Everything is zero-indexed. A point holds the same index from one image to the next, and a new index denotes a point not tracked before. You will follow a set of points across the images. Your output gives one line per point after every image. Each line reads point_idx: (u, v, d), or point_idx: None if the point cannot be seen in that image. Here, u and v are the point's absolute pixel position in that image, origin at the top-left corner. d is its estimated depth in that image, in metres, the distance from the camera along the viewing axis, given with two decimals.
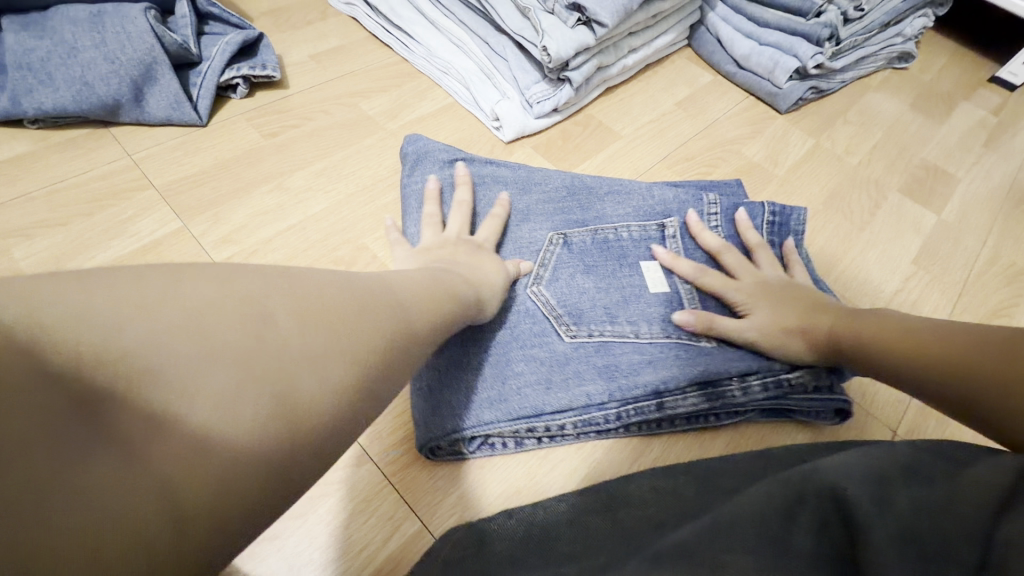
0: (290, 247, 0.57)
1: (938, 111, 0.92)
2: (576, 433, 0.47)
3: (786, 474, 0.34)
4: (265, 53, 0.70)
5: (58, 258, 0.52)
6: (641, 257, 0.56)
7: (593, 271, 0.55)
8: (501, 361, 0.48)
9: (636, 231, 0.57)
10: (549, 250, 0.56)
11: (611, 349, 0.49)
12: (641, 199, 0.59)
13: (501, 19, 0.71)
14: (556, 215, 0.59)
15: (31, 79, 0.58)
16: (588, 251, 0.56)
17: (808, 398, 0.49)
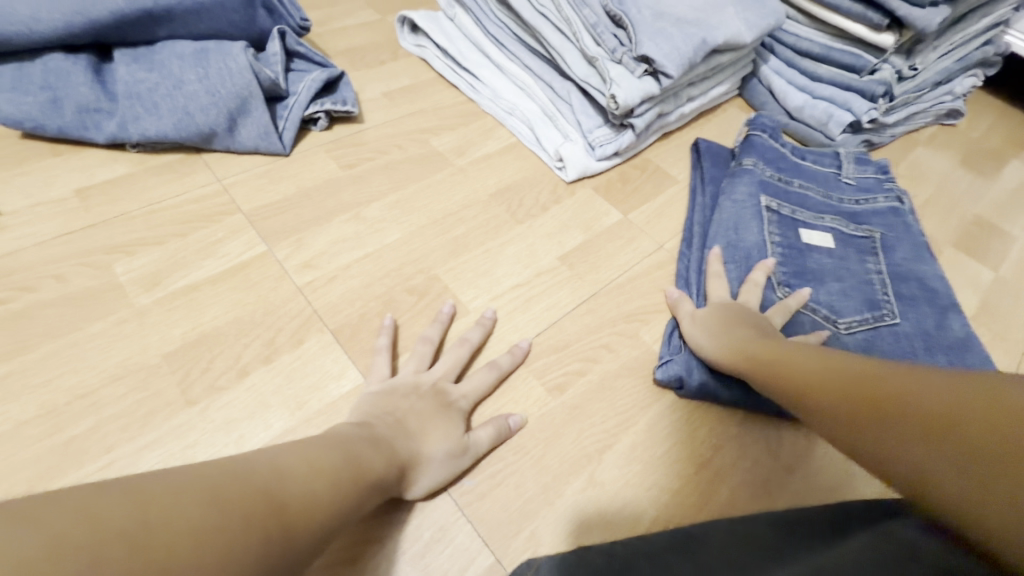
0: (366, 274, 0.59)
1: (989, 169, 0.93)
2: (946, 307, 0.63)
3: (887, 529, 0.35)
4: (345, 90, 0.75)
5: (156, 275, 0.55)
6: (802, 238, 0.67)
7: (791, 263, 0.64)
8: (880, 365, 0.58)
9: (773, 233, 0.67)
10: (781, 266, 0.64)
11: (904, 295, 0.64)
12: (740, 208, 0.69)
13: (568, 66, 0.75)
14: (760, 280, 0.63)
15: (140, 108, 0.63)
16: (796, 277, 0.63)
17: (904, 209, 0.73)
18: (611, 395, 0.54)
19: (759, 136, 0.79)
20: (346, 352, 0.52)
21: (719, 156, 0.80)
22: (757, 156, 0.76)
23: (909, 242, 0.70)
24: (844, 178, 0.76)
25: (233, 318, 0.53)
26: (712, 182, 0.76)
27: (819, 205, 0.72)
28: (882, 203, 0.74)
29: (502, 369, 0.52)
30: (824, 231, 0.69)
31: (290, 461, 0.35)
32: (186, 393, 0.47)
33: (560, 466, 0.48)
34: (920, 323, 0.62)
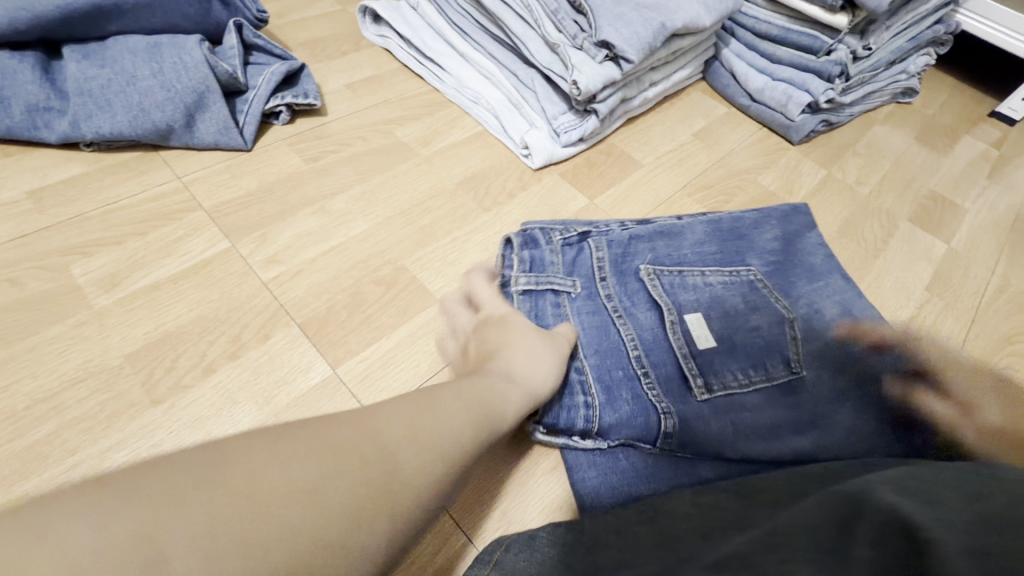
0: (333, 266, 0.59)
1: (942, 144, 0.96)
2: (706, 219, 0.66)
3: (833, 488, 0.36)
4: (306, 83, 0.74)
5: (115, 276, 0.54)
6: (705, 340, 0.55)
7: (732, 333, 0.56)
8: (814, 296, 0.61)
9: (693, 374, 0.53)
10: (743, 380, 0.53)
11: (729, 264, 0.62)
12: (673, 399, 0.52)
13: (531, 53, 0.75)
14: (779, 408, 0.52)
15: (92, 105, 0.61)
16: (752, 355, 0.55)
17: (622, 227, 0.63)
18: None
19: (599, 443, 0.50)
20: (314, 344, 0.52)
21: (618, 454, 0.50)
22: (626, 390, 0.52)
23: (640, 240, 0.62)
24: (603, 267, 0.59)
25: (197, 315, 0.52)
26: (618, 487, 0.48)
27: (641, 311, 0.57)
28: (561, 269, 0.59)
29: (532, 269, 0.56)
30: (690, 325, 0.56)
31: (423, 427, 0.36)
32: (151, 393, 0.47)
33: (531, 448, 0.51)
34: (768, 265, 0.63)
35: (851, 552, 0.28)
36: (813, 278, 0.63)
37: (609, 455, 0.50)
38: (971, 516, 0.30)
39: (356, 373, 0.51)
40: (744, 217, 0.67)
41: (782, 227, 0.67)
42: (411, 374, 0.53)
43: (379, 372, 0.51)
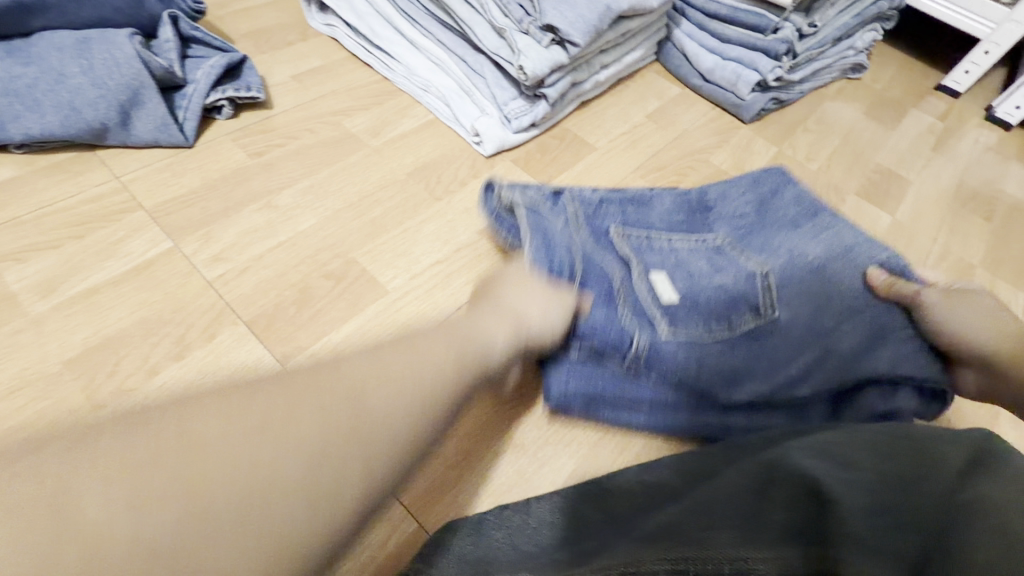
0: (280, 262, 0.58)
1: (890, 118, 0.98)
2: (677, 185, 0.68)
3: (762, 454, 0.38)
4: (249, 75, 0.72)
5: (51, 281, 0.52)
6: (678, 287, 0.55)
7: (705, 273, 0.57)
8: (788, 247, 0.62)
9: (666, 318, 0.53)
10: (715, 324, 0.53)
11: (699, 223, 0.64)
12: (650, 347, 0.52)
13: (478, 39, 0.74)
14: (745, 351, 0.52)
15: (19, 105, 0.59)
16: (725, 303, 0.55)
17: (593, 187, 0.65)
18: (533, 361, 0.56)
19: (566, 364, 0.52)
20: (261, 342, 0.52)
21: (594, 369, 0.52)
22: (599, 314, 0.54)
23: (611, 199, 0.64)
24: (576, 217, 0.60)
25: (139, 318, 0.51)
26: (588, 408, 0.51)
27: (612, 259, 0.58)
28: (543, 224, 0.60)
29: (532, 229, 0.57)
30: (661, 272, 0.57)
31: (400, 403, 0.36)
32: (92, 398, 0.46)
33: (483, 431, 0.51)
34: (741, 224, 0.65)
35: (766, 520, 0.30)
36: (788, 229, 0.64)
37: (588, 372, 0.52)
38: (884, 479, 0.32)
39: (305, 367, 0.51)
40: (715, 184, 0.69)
41: (756, 184, 0.69)
42: None
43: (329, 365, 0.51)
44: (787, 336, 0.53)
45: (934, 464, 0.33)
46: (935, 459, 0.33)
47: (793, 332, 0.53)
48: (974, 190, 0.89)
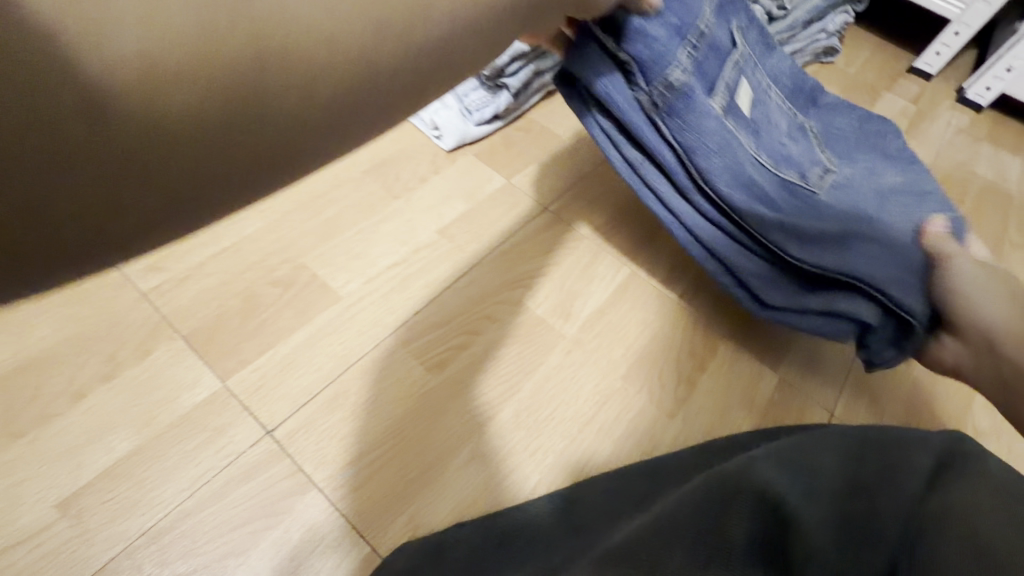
0: (224, 271, 0.54)
1: (863, 102, 0.97)
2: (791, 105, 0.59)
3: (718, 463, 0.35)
4: None
5: None
6: (738, 132, 0.49)
7: (755, 152, 0.51)
8: (867, 180, 0.57)
9: (711, 147, 0.47)
10: (750, 180, 0.48)
11: (792, 131, 0.58)
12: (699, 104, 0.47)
13: None
14: (770, 210, 0.48)
15: None
16: (768, 180, 0.50)
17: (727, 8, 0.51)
18: (495, 365, 0.53)
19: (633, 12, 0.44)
20: (201, 358, 0.48)
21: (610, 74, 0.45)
22: (672, 55, 0.45)
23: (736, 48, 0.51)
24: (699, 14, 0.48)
25: (65, 337, 0.47)
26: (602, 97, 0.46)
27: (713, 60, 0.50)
28: None
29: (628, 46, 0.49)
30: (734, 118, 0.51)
31: None
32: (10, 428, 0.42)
33: (443, 443, 0.47)
34: (839, 151, 0.60)
35: (726, 538, 0.28)
36: (873, 161, 0.59)
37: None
38: (840, 492, 0.30)
39: (249, 384, 0.47)
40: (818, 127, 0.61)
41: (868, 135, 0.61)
42: (310, 377, 0.49)
43: (276, 380, 0.48)
44: (813, 218, 0.49)
45: (890, 469, 0.32)
46: (897, 466, 0.32)
47: (828, 219, 0.49)
48: (947, 173, 0.88)
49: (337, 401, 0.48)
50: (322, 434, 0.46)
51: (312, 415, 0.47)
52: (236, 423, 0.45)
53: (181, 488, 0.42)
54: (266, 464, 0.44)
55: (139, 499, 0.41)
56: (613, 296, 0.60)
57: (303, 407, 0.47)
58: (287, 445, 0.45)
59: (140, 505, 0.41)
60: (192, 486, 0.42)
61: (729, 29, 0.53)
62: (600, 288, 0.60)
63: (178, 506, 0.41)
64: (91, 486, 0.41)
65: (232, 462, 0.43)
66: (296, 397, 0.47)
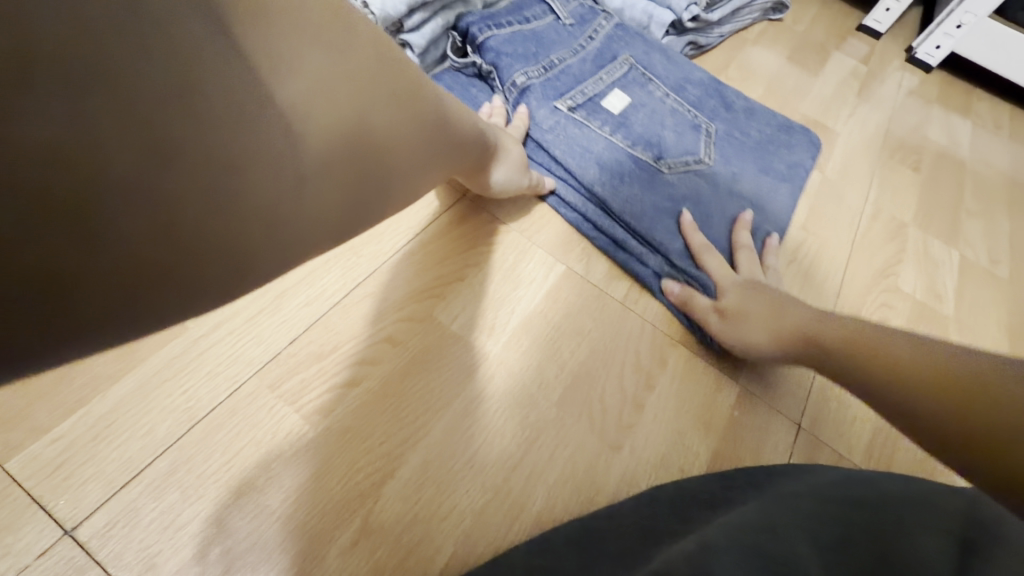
0: None
1: (814, 63, 0.89)
2: (674, 101, 0.67)
3: (660, 554, 0.25)
4: None
5: None
6: (588, 118, 0.62)
7: (610, 137, 0.61)
8: (729, 177, 0.63)
9: (550, 121, 0.61)
10: (588, 151, 0.59)
11: (668, 125, 0.65)
12: (546, 93, 0.62)
13: None
14: (608, 175, 0.58)
15: None
16: (618, 158, 0.60)
17: (608, 29, 0.70)
18: (396, 402, 0.42)
19: (492, 34, 0.63)
20: None
21: (473, 79, 0.65)
22: (517, 66, 0.62)
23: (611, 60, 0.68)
24: (577, 35, 0.68)
25: None
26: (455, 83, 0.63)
27: (583, 61, 0.66)
28: (566, 5, 0.70)
29: (529, 34, 0.65)
30: (590, 107, 0.63)
31: None
32: None
33: (323, 516, 0.37)
34: (722, 148, 0.65)
35: None
36: (747, 169, 0.65)
37: (506, 19, 0.64)
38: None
39: (44, 464, 0.35)
40: (713, 127, 0.67)
41: (758, 139, 0.68)
42: (138, 440, 0.36)
43: (88, 451, 0.35)
44: (647, 194, 0.58)
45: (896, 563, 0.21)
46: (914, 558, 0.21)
47: (659, 202, 0.58)
48: (901, 139, 0.82)
49: (176, 475, 0.36)
50: (153, 523, 0.34)
51: (139, 497, 0.35)
52: (23, 523, 0.33)
53: None
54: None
55: None
56: (544, 302, 0.50)
57: (127, 485, 0.35)
58: (97, 548, 0.33)
59: None
60: None
61: (613, 44, 0.69)
62: (528, 293, 0.50)
63: None
64: None
65: None
66: (115, 475, 0.35)
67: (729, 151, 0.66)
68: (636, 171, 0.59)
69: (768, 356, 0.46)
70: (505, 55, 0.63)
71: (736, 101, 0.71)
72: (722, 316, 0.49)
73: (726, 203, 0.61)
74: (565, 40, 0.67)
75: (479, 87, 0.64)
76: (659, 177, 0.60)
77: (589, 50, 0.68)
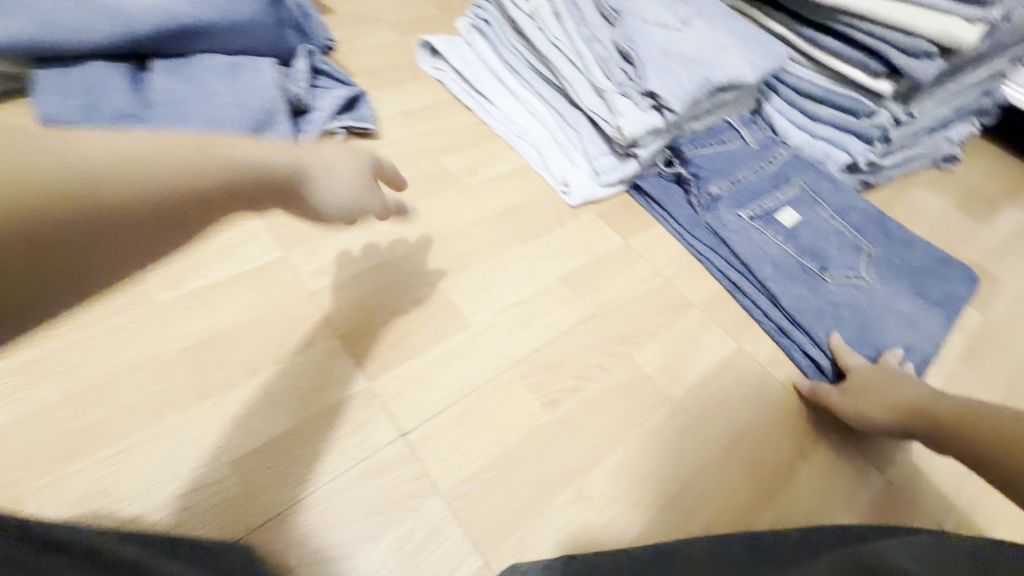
0: (374, 283, 0.61)
1: (983, 213, 0.95)
2: (841, 222, 0.79)
3: (854, 550, 0.39)
4: (364, 108, 0.79)
5: (178, 274, 0.58)
6: (764, 228, 0.76)
7: (781, 245, 0.74)
8: (888, 294, 0.72)
9: (733, 226, 0.75)
10: (763, 254, 0.73)
11: (834, 242, 0.76)
12: (733, 203, 0.77)
13: (579, 97, 0.79)
14: (778, 276, 0.71)
15: (171, 116, 0.67)
16: (788, 264, 0.72)
17: (786, 158, 0.85)
18: (605, 412, 0.56)
19: (697, 153, 0.80)
20: (351, 357, 0.55)
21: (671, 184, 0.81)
22: (712, 179, 0.79)
23: (787, 183, 0.82)
24: (761, 160, 0.83)
25: (248, 319, 0.56)
26: (658, 185, 0.80)
27: (763, 182, 0.81)
28: (753, 135, 0.86)
29: (724, 155, 0.82)
30: (766, 219, 0.77)
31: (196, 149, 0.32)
32: (199, 387, 0.50)
33: (552, 477, 0.51)
34: (883, 268, 0.75)
35: None
36: (906, 290, 0.73)
37: (705, 141, 0.82)
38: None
39: (389, 388, 0.53)
40: (876, 250, 0.77)
41: (923, 267, 0.77)
42: (441, 390, 0.54)
43: (414, 388, 0.54)
44: (811, 297, 0.69)
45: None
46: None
47: (823, 305, 0.69)
48: None
49: (464, 418, 0.53)
50: (448, 445, 0.51)
51: (441, 426, 0.52)
52: (376, 422, 0.51)
53: (329, 470, 0.48)
54: (398, 464, 0.49)
55: (290, 473, 0.47)
56: (718, 368, 0.62)
57: (435, 416, 0.52)
58: (416, 450, 0.50)
59: (293, 478, 0.46)
60: (337, 470, 0.48)
61: (790, 170, 0.83)
62: (703, 357, 0.63)
63: (324, 486, 0.47)
64: (253, 452, 0.47)
65: (372, 455, 0.49)
66: (428, 407, 0.53)
67: (892, 272, 0.75)
68: (805, 277, 0.71)
69: (880, 425, 0.56)
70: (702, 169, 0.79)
71: (899, 231, 0.80)
72: (842, 393, 0.60)
73: (889, 319, 0.69)
74: (752, 163, 0.83)
75: (678, 189, 0.81)
76: (824, 285, 0.71)
77: (769, 173, 0.82)
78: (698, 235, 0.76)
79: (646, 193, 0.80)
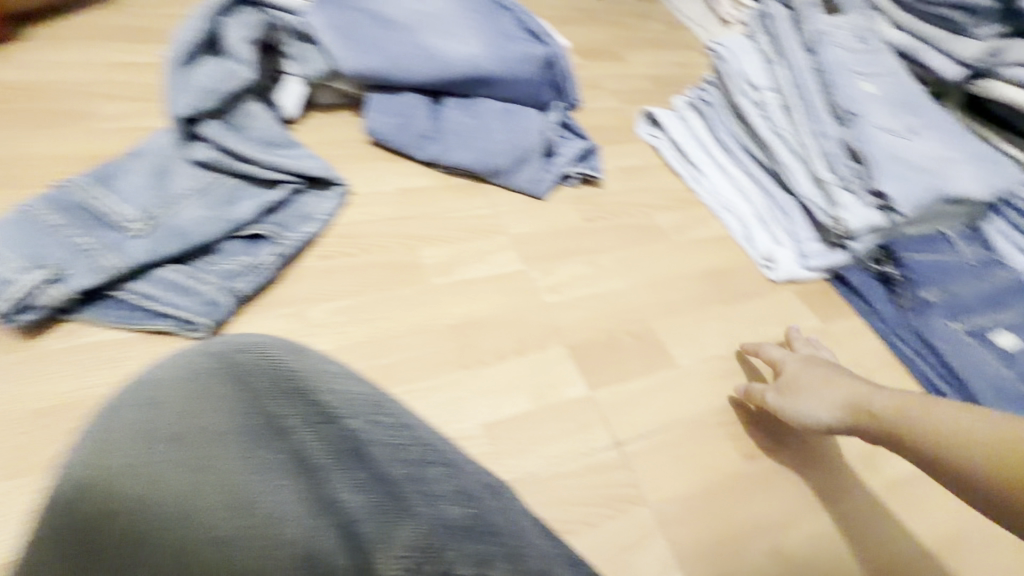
0: (595, 308, 0.70)
1: None
2: None
3: None
4: (594, 160, 0.91)
5: (447, 265, 0.71)
6: (980, 345, 0.74)
7: (999, 367, 0.72)
8: None
9: (945, 336, 0.75)
10: (979, 371, 0.71)
11: None
12: (947, 313, 0.77)
13: (797, 185, 0.85)
14: (993, 399, 0.69)
15: (455, 143, 0.83)
16: (1005, 388, 0.70)
17: (1009, 280, 0.82)
18: (800, 479, 0.59)
19: (913, 257, 0.81)
20: (577, 365, 0.63)
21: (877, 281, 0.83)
22: (926, 285, 0.79)
23: (1008, 305, 0.79)
24: (981, 276, 0.82)
25: (496, 313, 0.67)
26: (864, 280, 0.82)
27: (982, 299, 0.79)
28: (973, 250, 0.85)
29: (941, 263, 0.81)
30: (983, 337, 0.75)
31: None
32: (461, 358, 0.61)
33: (749, 523, 0.55)
34: None
35: None
36: None
37: (921, 246, 0.83)
38: None
39: (608, 401, 0.61)
40: None
41: None
42: (653, 416, 0.61)
43: (630, 408, 0.61)
44: None
45: None
46: None
47: None
48: None
49: (672, 446, 0.59)
50: (658, 466, 0.57)
51: (652, 447, 0.58)
52: (597, 427, 0.58)
53: (558, 455, 0.55)
54: (614, 468, 0.56)
55: (528, 449, 0.55)
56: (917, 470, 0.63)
57: (646, 436, 0.59)
58: (629, 461, 0.56)
59: (531, 454, 0.55)
60: (564, 458, 0.55)
61: (1012, 293, 0.81)
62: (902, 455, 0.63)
63: (554, 468, 0.54)
64: (502, 423, 0.57)
65: (594, 454, 0.56)
66: (642, 427, 0.59)
67: None
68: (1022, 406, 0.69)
69: (822, 420, 0.55)
70: (915, 272, 0.80)
71: None
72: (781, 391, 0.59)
73: None
74: (971, 277, 0.81)
75: (884, 288, 0.82)
76: None
77: (989, 292, 0.81)
78: (903, 337, 0.77)
79: (850, 285, 0.82)
